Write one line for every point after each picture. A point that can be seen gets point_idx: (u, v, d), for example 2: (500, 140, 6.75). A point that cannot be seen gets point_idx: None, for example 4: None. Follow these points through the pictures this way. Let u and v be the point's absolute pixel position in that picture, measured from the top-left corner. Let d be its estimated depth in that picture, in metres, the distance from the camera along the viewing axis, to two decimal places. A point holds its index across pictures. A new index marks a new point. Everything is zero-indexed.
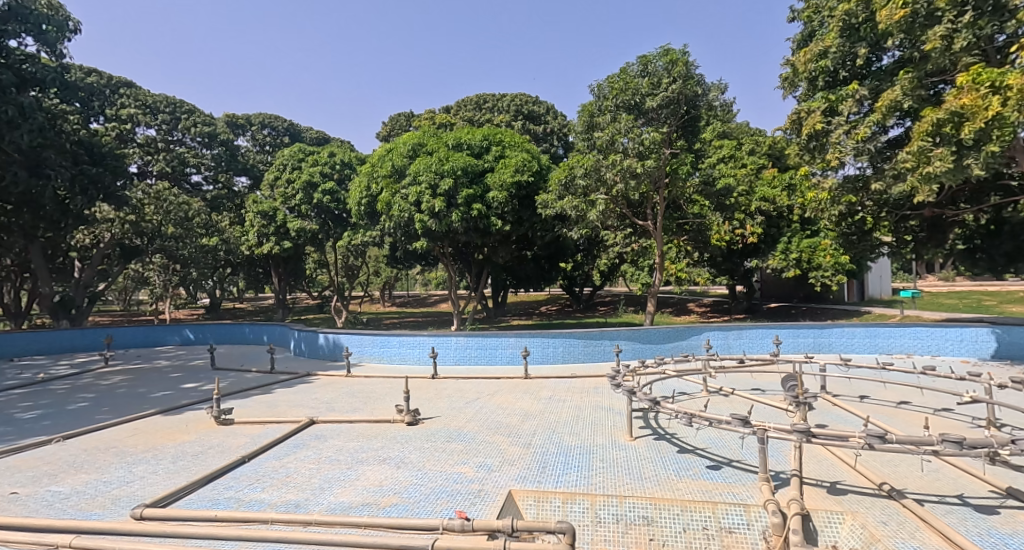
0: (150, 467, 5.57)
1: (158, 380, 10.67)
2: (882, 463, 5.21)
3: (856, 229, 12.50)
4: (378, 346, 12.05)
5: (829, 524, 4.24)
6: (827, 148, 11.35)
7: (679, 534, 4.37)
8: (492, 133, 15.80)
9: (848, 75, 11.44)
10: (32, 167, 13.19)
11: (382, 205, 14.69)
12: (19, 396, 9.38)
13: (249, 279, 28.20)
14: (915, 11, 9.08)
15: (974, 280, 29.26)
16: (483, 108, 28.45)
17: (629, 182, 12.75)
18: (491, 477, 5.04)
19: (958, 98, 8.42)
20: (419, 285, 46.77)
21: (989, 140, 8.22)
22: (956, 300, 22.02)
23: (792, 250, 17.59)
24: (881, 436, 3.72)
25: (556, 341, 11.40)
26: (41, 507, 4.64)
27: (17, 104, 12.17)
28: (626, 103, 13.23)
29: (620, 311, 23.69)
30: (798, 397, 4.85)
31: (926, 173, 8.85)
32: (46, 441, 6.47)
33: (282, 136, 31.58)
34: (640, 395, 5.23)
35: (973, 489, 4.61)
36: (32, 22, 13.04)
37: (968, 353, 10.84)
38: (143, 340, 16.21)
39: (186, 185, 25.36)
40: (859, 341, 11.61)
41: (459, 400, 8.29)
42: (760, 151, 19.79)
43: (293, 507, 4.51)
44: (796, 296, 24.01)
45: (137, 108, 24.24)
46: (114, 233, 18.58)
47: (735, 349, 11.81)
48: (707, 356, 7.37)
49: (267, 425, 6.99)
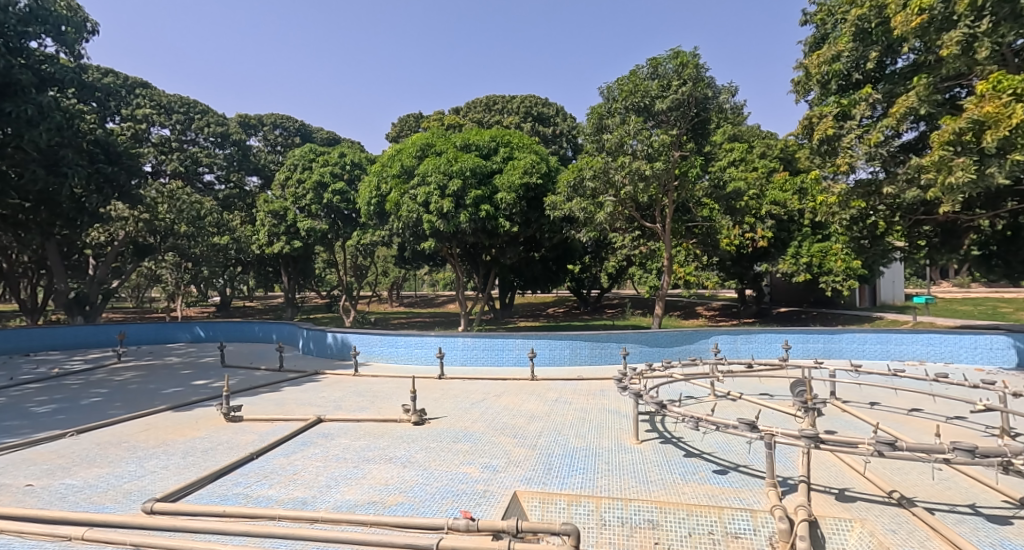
0: (160, 461, 5.62)
1: (170, 377, 10.77)
2: (892, 471, 5.14)
3: (868, 232, 12.22)
4: (386, 346, 12.08)
5: (837, 531, 4.17)
6: (838, 152, 11.15)
7: (684, 539, 4.33)
8: (500, 135, 15.79)
9: (861, 79, 11.31)
10: (49, 165, 13.35)
11: (391, 205, 14.76)
12: (34, 390, 9.52)
13: (259, 277, 28.43)
14: (932, 16, 9.00)
15: (988, 287, 29.14)
16: (493, 109, 28.51)
17: (638, 184, 12.81)
18: (497, 477, 5.04)
19: (979, 107, 8.32)
20: (428, 286, 46.93)
21: (1014, 148, 8.09)
22: (971, 307, 21.72)
23: (802, 254, 17.42)
24: (891, 443, 3.65)
25: (562, 343, 11.36)
26: (55, 499, 4.70)
27: (36, 104, 12.29)
28: (636, 105, 13.08)
29: (628, 314, 23.62)
30: (808, 401, 4.80)
31: (949, 181, 8.65)
32: (61, 435, 6.55)
33: (294, 136, 31.87)
34: (646, 397, 5.16)
35: (986, 499, 4.54)
36: (52, 23, 13.24)
37: (983, 361, 10.67)
38: (154, 336, 16.35)
39: (198, 184, 25.52)
40: (869, 347, 11.48)
41: (464, 400, 8.29)
42: (771, 154, 19.71)
43: (301, 504, 4.53)
44: (807, 301, 23.86)
45: (152, 108, 24.64)
46: (128, 231, 18.79)
47: (743, 352, 11.71)
48: (715, 359, 7.27)
49: (275, 422, 7.03)
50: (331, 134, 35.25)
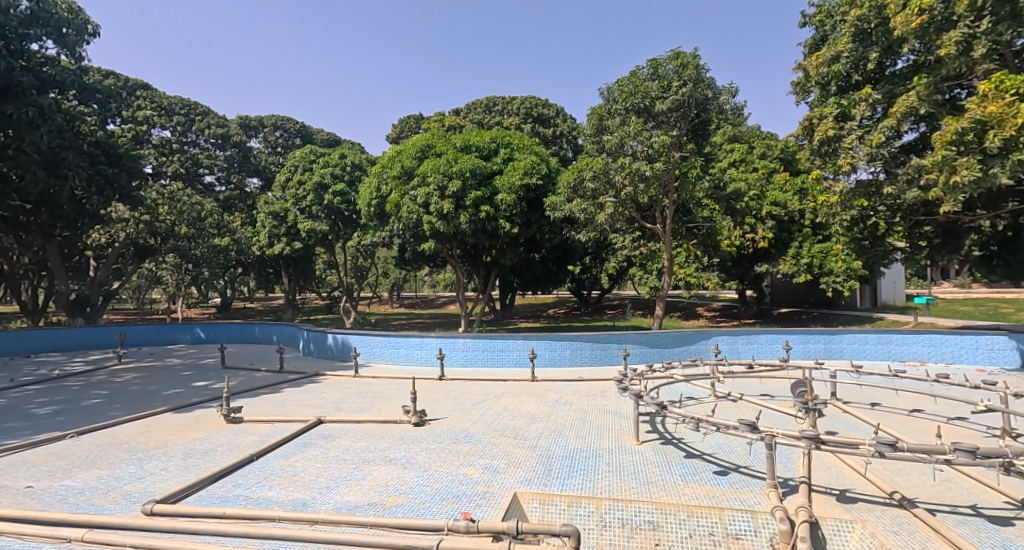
0: (160, 463, 5.62)
1: (170, 378, 10.77)
2: (894, 471, 5.13)
3: (868, 233, 12.20)
4: (386, 347, 12.08)
5: (838, 532, 4.16)
6: (838, 152, 11.15)
7: (685, 540, 4.31)
8: (500, 136, 15.78)
9: (861, 80, 11.32)
10: (50, 167, 13.37)
11: (391, 205, 14.77)
12: (35, 392, 9.51)
13: (260, 279, 28.43)
14: (932, 16, 8.99)
15: (989, 287, 29.14)
16: (493, 111, 28.55)
17: (638, 184, 12.82)
18: (497, 478, 5.03)
19: (981, 107, 8.30)
20: (428, 287, 46.94)
21: (1015, 148, 8.07)
22: (972, 308, 21.68)
23: (803, 255, 17.42)
24: (891, 444, 3.64)
25: (563, 344, 11.36)
26: (55, 501, 4.69)
27: (37, 106, 12.28)
28: (636, 106, 13.06)
29: (628, 314, 23.60)
30: (808, 402, 4.78)
31: (952, 181, 8.64)
32: (61, 436, 6.55)
33: (294, 138, 31.89)
34: (646, 398, 5.13)
35: (987, 499, 4.53)
36: (53, 26, 13.27)
37: (984, 361, 10.65)
38: (155, 338, 16.34)
39: (199, 186, 25.55)
40: (870, 347, 11.48)
41: (465, 402, 8.29)
42: (771, 155, 19.72)
43: (300, 506, 4.52)
44: (808, 302, 23.85)
45: (152, 110, 24.65)
46: (128, 233, 18.76)
47: (744, 353, 11.68)
48: (715, 360, 7.25)
49: (275, 424, 7.03)
50: (331, 135, 35.23)
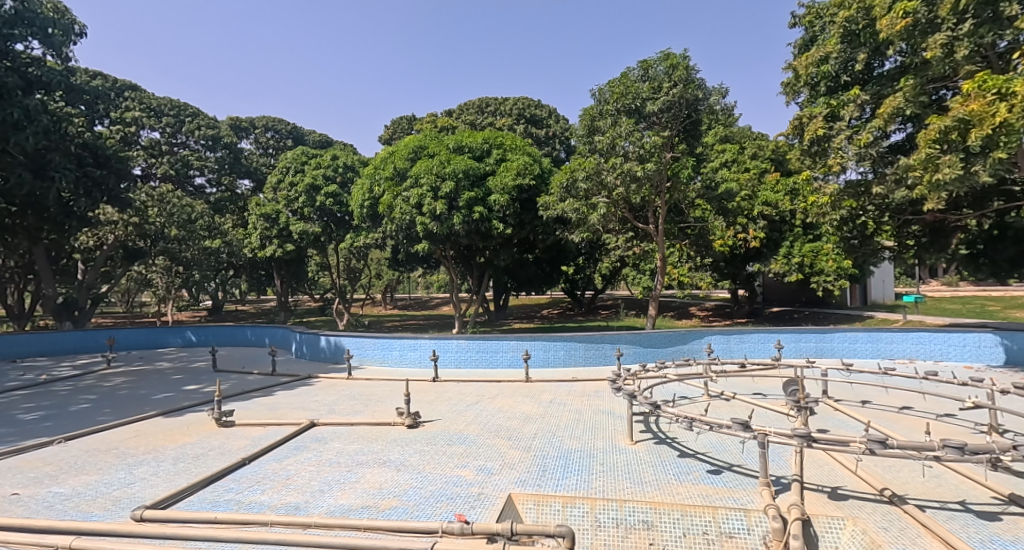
0: (151, 468, 5.57)
1: (160, 382, 10.67)
2: (884, 468, 5.19)
3: (857, 232, 12.23)
4: (380, 349, 12.06)
5: (830, 529, 4.21)
6: (829, 152, 11.28)
7: (679, 539, 4.33)
8: (493, 136, 15.80)
9: (849, 81, 11.43)
10: (37, 169, 13.29)
11: (383, 207, 14.69)
12: (22, 398, 9.38)
13: (252, 281, 28.27)
14: (916, 19, 9.11)
15: (976, 284, 29.59)
16: (485, 111, 28.54)
17: (630, 185, 12.92)
18: (491, 480, 5.03)
19: (965, 105, 8.37)
20: (422, 288, 46.84)
21: (995, 146, 8.17)
22: (960, 306, 21.97)
23: (794, 254, 17.58)
24: (882, 441, 3.67)
25: (557, 345, 11.40)
26: (42, 508, 4.65)
27: (23, 107, 12.18)
28: (626, 107, 13.15)
29: (622, 314, 23.72)
30: (800, 400, 4.82)
31: (935, 180, 8.75)
32: (48, 442, 6.48)
33: (286, 138, 31.67)
34: (639, 398, 5.13)
35: (975, 495, 4.58)
36: (39, 26, 13.18)
37: (971, 359, 10.79)
38: (144, 341, 16.15)
39: (189, 187, 25.41)
40: (861, 346, 11.57)
41: (459, 403, 8.30)
42: (762, 155, 19.88)
43: (293, 509, 4.51)
44: (799, 300, 24.06)
45: (141, 111, 24.29)
46: (117, 235, 18.54)
47: (736, 352, 11.77)
48: (708, 360, 7.26)
49: (269, 427, 6.99)
50: (324, 136, 35.10)
